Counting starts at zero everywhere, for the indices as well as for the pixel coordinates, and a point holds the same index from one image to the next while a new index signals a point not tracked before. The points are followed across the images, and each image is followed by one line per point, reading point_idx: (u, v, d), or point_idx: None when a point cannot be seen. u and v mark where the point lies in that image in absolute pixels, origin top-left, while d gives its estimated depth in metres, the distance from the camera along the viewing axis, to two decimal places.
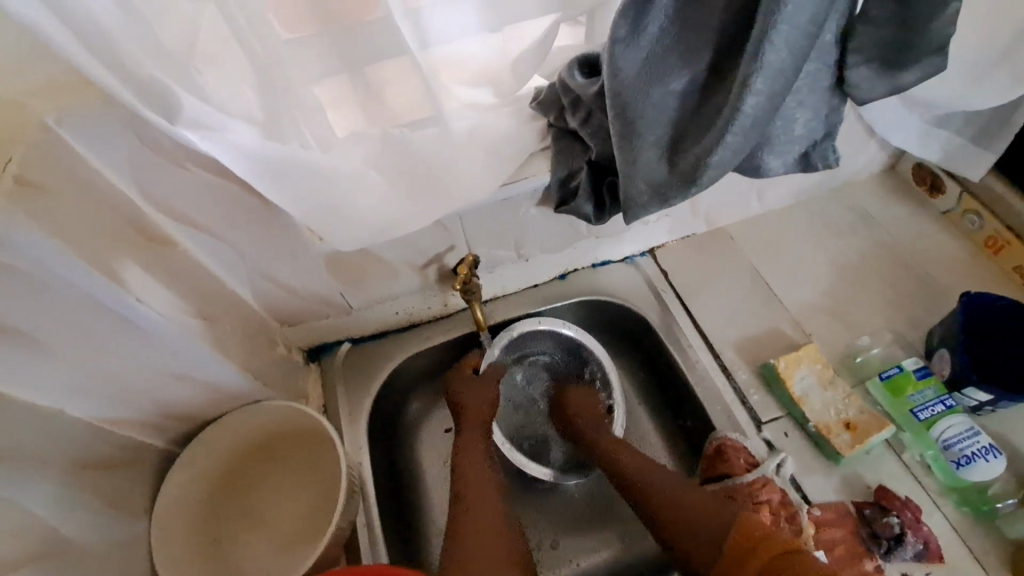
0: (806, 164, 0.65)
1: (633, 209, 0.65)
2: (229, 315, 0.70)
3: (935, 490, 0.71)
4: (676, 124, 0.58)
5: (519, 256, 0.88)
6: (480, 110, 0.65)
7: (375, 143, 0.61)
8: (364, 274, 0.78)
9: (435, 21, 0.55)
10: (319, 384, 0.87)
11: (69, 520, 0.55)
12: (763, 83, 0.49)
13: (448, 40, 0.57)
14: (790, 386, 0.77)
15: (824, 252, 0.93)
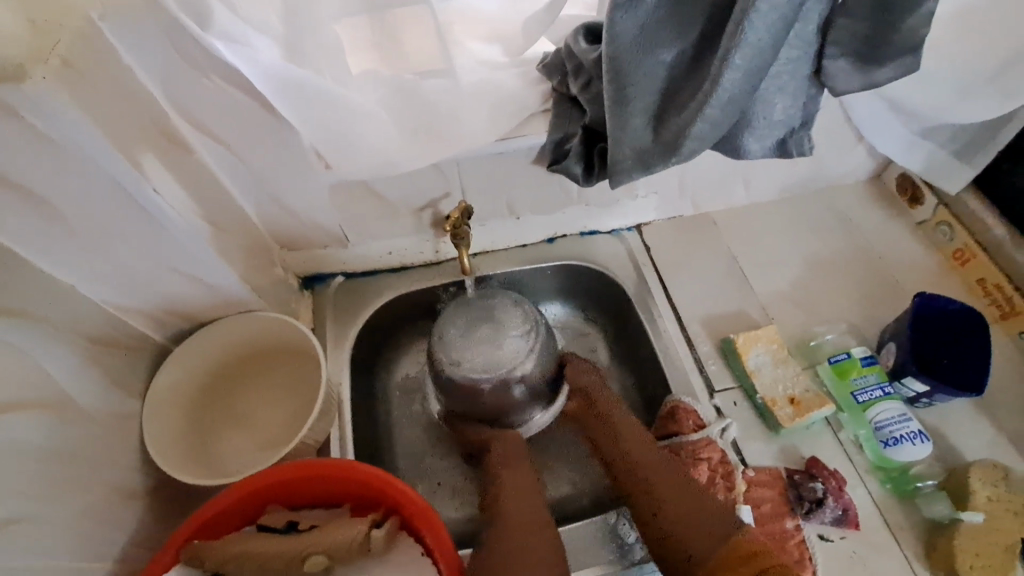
0: (783, 151, 0.69)
1: (617, 174, 0.70)
2: (235, 228, 0.76)
3: (864, 468, 0.76)
4: (663, 96, 0.63)
5: (511, 213, 0.93)
6: (489, 67, 0.71)
7: (386, 81, 0.66)
8: (363, 209, 0.83)
9: None
10: (311, 310, 0.93)
11: (72, 382, 0.61)
12: (741, 59, 0.53)
13: None
14: (744, 360, 0.83)
15: (800, 246, 0.98)
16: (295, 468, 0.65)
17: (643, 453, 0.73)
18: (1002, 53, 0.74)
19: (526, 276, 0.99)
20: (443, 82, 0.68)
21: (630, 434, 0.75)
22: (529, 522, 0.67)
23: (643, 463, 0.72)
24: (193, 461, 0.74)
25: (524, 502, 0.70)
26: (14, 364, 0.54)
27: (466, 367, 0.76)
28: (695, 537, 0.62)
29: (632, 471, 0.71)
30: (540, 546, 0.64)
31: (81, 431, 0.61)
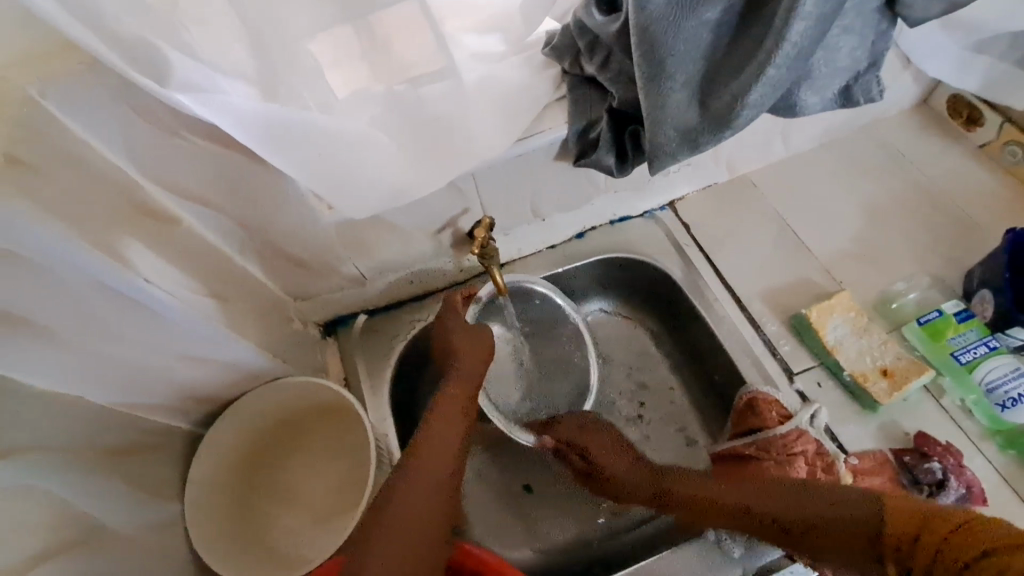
0: (848, 101, 0.60)
1: (658, 158, 0.60)
2: (244, 293, 0.68)
3: (977, 434, 0.69)
4: (707, 63, 0.54)
5: (535, 216, 0.84)
6: (487, 60, 0.62)
7: (378, 100, 0.57)
8: (376, 242, 0.75)
9: None
10: (338, 358, 0.86)
11: (100, 506, 0.55)
12: (811, 6, 0.46)
13: None
14: (823, 336, 0.75)
15: (852, 195, 0.89)
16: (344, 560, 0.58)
17: (692, 483, 0.67)
18: None
19: (560, 279, 0.91)
20: (446, 88, 0.59)
21: (700, 486, 0.66)
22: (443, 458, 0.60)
23: (721, 503, 0.62)
24: (250, 551, 0.68)
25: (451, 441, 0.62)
26: (32, 509, 0.48)
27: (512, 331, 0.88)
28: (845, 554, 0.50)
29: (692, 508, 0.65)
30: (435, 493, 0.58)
31: (119, 557, 0.55)
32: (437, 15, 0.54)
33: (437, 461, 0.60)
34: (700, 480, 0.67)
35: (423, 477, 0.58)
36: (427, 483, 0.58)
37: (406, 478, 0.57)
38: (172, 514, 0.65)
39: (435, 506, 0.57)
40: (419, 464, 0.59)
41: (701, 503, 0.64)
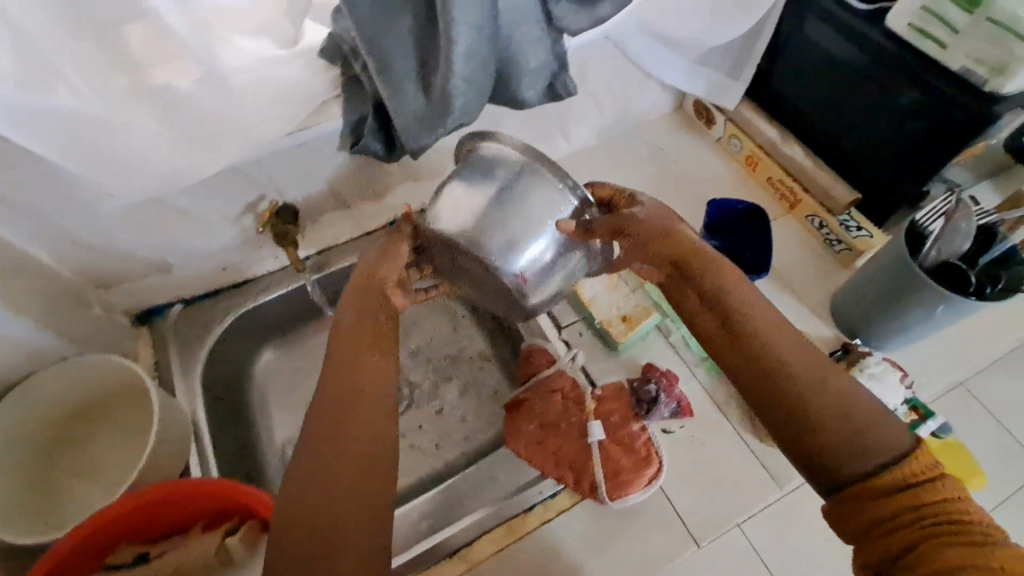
0: (553, 95, 0.75)
1: (411, 143, 0.73)
2: (29, 277, 0.72)
3: (694, 361, 0.86)
4: (420, 60, 0.66)
5: (341, 203, 0.94)
6: (266, 62, 0.68)
7: (150, 100, 0.63)
8: (173, 228, 0.80)
9: None
10: (151, 346, 0.90)
11: None
12: (462, 17, 0.58)
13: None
14: (581, 293, 0.90)
15: (621, 181, 1.07)
16: (139, 495, 0.64)
17: (782, 340, 0.49)
18: None
19: None
20: (212, 90, 0.66)
21: (798, 364, 0.47)
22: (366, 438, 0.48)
23: (824, 386, 0.46)
24: (33, 517, 0.73)
25: (359, 396, 0.50)
26: None
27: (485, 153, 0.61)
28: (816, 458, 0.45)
29: (773, 385, 0.47)
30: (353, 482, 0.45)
31: None
32: (197, 29, 0.61)
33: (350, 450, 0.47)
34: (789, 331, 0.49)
35: (337, 400, 0.49)
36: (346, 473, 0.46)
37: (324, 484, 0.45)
38: None
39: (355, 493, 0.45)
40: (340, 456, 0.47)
41: (778, 381, 0.47)
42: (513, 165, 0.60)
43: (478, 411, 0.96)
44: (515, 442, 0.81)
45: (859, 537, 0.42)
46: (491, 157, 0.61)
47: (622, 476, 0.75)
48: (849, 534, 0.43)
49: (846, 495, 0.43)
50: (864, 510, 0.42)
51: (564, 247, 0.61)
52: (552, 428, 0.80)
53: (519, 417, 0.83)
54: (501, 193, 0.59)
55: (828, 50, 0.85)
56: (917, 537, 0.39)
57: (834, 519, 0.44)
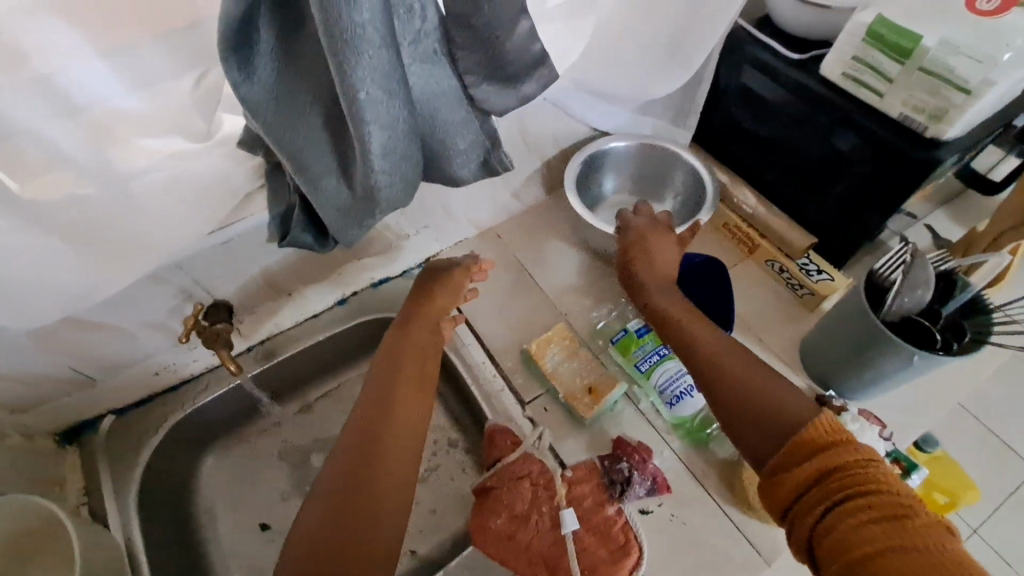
0: (489, 170, 0.71)
1: (341, 233, 0.69)
2: None
3: (665, 429, 0.81)
4: (338, 155, 0.61)
5: (282, 292, 0.89)
6: (172, 157, 0.59)
7: (38, 220, 0.56)
8: (91, 342, 0.74)
9: (79, 79, 0.49)
10: (81, 466, 0.82)
11: None
12: (371, 118, 0.53)
13: (98, 96, 0.51)
14: (542, 365, 0.85)
15: (576, 236, 1.04)
16: None
17: (741, 368, 0.64)
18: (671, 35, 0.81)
19: (325, 345, 0.94)
20: (104, 191, 0.57)
21: (788, 396, 0.59)
22: (413, 428, 0.64)
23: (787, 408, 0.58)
24: None
25: (367, 474, 0.58)
26: None
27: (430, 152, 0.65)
28: (760, 444, 0.57)
29: (753, 395, 0.61)
30: (399, 475, 0.60)
31: None
32: (91, 143, 0.53)
33: (396, 446, 0.61)
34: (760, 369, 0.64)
35: (394, 431, 0.63)
36: (393, 467, 0.59)
37: (376, 479, 0.58)
38: None
39: (396, 493, 0.58)
40: (388, 458, 0.60)
41: (749, 399, 0.60)
42: (464, 129, 0.64)
43: (447, 497, 0.90)
44: (482, 541, 0.74)
45: (788, 510, 0.52)
46: (446, 165, 0.67)
47: (600, 571, 0.69)
48: (780, 512, 0.53)
49: (779, 469, 0.54)
50: (787, 480, 0.53)
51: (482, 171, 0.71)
52: (522, 521, 0.74)
53: (484, 511, 0.76)
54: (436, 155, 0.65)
55: (764, 97, 0.84)
56: (828, 505, 0.49)
57: (765, 493, 0.55)
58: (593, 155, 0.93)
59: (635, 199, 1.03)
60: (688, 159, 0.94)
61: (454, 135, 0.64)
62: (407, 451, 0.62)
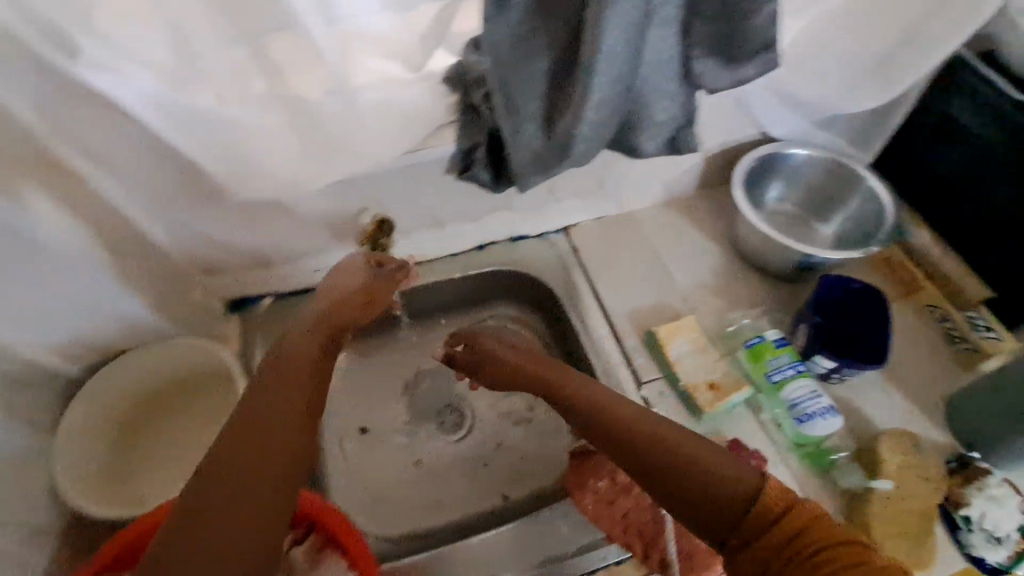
0: (674, 148, 0.72)
1: (522, 180, 0.72)
2: (145, 257, 0.75)
3: (784, 446, 0.80)
4: (548, 102, 0.65)
5: (436, 225, 0.95)
6: (392, 83, 0.69)
7: (279, 105, 0.65)
8: (279, 228, 0.83)
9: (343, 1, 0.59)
10: (240, 332, 0.92)
11: None
12: (603, 67, 0.56)
13: (355, 18, 0.61)
14: (667, 351, 0.85)
15: (720, 238, 1.02)
16: None
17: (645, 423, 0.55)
18: (886, 49, 0.79)
19: (459, 284, 1.00)
20: (338, 104, 0.67)
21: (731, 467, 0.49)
22: (290, 435, 0.51)
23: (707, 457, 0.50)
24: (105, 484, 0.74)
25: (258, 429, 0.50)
26: None
27: (633, 120, 0.67)
28: (660, 493, 0.50)
29: (669, 457, 0.51)
30: (274, 490, 0.48)
31: None
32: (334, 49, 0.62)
33: (278, 463, 0.49)
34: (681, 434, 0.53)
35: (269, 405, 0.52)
36: (265, 476, 0.48)
37: (244, 487, 0.46)
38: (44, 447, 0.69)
39: (277, 500, 0.47)
40: (243, 463, 0.47)
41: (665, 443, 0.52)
42: (667, 101, 0.65)
43: (541, 452, 0.93)
44: (581, 499, 0.76)
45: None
46: (640, 136, 0.69)
47: (696, 559, 0.70)
48: None
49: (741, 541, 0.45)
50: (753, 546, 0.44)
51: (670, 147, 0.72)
52: (622, 491, 0.75)
53: (585, 473, 0.78)
54: (637, 124, 0.67)
55: (974, 135, 0.80)
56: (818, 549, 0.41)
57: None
58: (772, 152, 0.92)
59: (803, 219, 0.99)
60: (872, 184, 0.90)
61: (660, 104, 0.65)
62: (271, 476, 0.48)
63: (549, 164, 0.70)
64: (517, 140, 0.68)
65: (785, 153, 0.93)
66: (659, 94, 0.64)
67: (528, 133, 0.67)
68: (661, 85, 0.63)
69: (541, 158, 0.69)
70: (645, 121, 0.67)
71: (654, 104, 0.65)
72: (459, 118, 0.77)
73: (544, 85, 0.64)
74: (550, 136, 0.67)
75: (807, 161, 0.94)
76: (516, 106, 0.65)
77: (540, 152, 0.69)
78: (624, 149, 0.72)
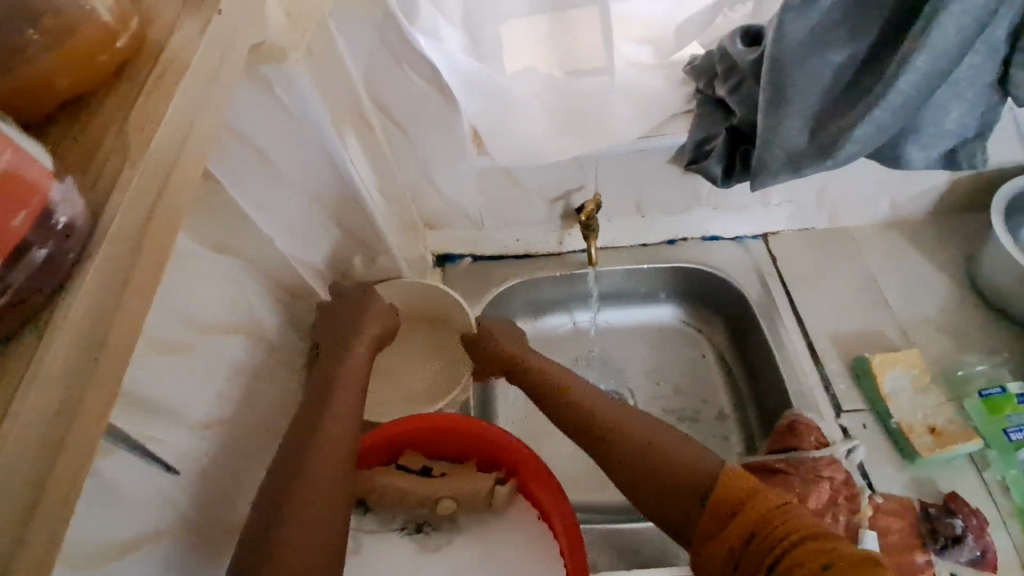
0: (949, 163, 0.66)
1: (763, 176, 0.70)
2: (396, 203, 0.84)
3: (1009, 512, 0.70)
4: (824, 99, 0.62)
5: (639, 212, 0.96)
6: (638, 67, 0.76)
7: (546, 77, 0.72)
8: (502, 194, 0.90)
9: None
10: (442, 286, 1.01)
11: (269, 319, 0.71)
12: (922, 63, 0.53)
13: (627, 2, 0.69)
14: (879, 382, 0.79)
15: (950, 271, 0.92)
16: (432, 419, 0.70)
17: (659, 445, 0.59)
18: None
19: (646, 274, 1.01)
20: (601, 82, 0.73)
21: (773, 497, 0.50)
22: (339, 443, 0.58)
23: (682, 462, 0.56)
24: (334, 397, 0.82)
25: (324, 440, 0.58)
26: (237, 296, 0.64)
27: (915, 128, 0.62)
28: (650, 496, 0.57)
29: (682, 481, 0.55)
30: (335, 476, 0.56)
31: (268, 359, 0.71)
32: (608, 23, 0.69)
33: (329, 447, 0.57)
34: (655, 446, 0.59)
35: (330, 450, 0.57)
36: (321, 482, 0.54)
37: (306, 475, 0.55)
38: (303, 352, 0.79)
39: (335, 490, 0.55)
40: (313, 455, 0.56)
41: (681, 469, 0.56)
42: (964, 108, 0.60)
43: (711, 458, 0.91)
44: None
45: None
46: (917, 146, 0.64)
47: None
48: None
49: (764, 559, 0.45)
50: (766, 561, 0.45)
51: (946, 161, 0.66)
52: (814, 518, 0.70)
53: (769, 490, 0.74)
54: (918, 132, 0.62)
55: None
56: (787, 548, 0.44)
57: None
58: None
59: None
60: None
61: (956, 111, 0.60)
62: (331, 467, 0.56)
63: (803, 166, 0.66)
64: (775, 137, 0.66)
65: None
66: (957, 100, 0.59)
67: (790, 130, 0.65)
68: (965, 90, 0.58)
69: (795, 155, 0.67)
70: (931, 129, 0.62)
71: (948, 110, 0.60)
72: (701, 108, 0.78)
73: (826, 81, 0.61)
74: (815, 136, 0.65)
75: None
76: (787, 101, 0.63)
77: (796, 150, 0.66)
78: (888, 161, 0.67)
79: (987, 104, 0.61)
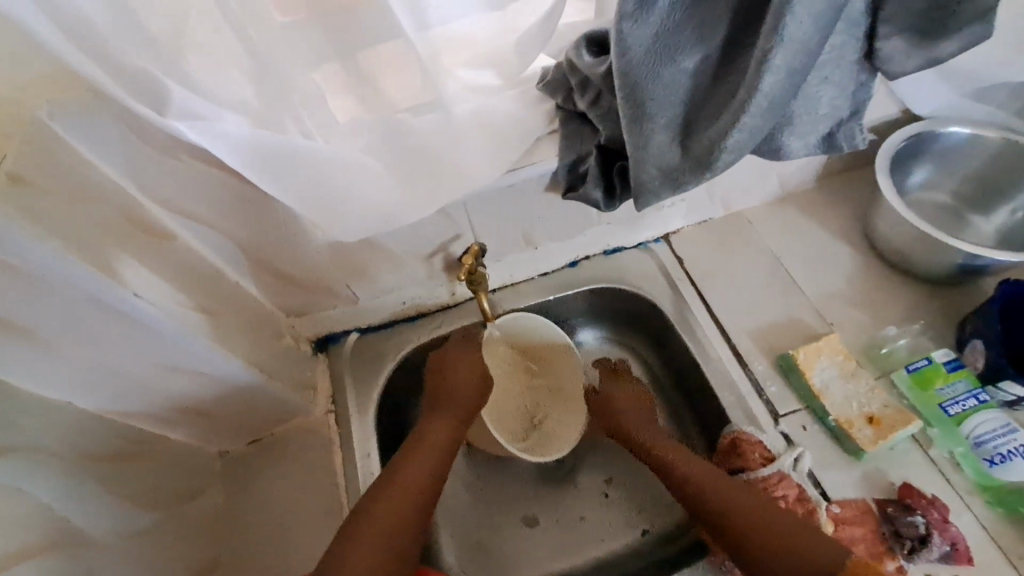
0: (831, 146, 0.60)
1: (643, 196, 0.61)
2: (233, 307, 0.69)
3: (966, 488, 0.68)
4: (687, 108, 0.55)
5: (528, 244, 0.86)
6: (482, 92, 0.64)
7: (372, 130, 0.60)
8: (366, 261, 0.77)
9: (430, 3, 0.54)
10: (329, 375, 0.86)
11: (81, 512, 0.55)
12: (782, 60, 0.45)
13: (446, 20, 0.56)
14: (809, 378, 0.74)
15: (849, 236, 0.89)
16: None
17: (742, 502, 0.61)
18: None
19: (552, 305, 0.91)
20: (434, 120, 0.62)
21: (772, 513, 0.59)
22: (433, 453, 0.68)
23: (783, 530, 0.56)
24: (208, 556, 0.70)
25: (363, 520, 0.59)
26: (12, 512, 0.48)
27: (792, 120, 0.55)
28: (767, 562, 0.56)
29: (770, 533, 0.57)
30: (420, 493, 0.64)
31: (95, 561, 0.55)
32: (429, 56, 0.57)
33: (428, 459, 0.67)
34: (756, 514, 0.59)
35: (387, 513, 0.60)
36: (408, 498, 0.62)
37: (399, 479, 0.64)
38: (152, 523, 0.64)
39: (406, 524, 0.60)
40: (416, 458, 0.67)
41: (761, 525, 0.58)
42: (836, 89, 0.54)
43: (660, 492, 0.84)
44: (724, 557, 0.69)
45: None
46: (795, 141, 0.57)
47: None
48: None
49: None
50: None
51: (827, 147, 0.60)
52: None
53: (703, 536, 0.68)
54: (793, 125, 0.56)
55: None
56: None
57: None
58: (917, 134, 0.79)
59: (955, 209, 0.84)
60: None
61: (829, 92, 0.54)
62: (409, 501, 0.62)
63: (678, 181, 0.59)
64: (646, 154, 0.57)
65: (942, 131, 0.79)
66: (829, 82, 0.53)
67: (658, 145, 0.57)
68: (833, 71, 0.52)
69: (669, 171, 0.58)
70: (805, 117, 0.55)
71: (821, 92, 0.54)
72: (564, 127, 0.69)
73: (685, 87, 0.53)
74: (687, 148, 0.56)
75: (969, 142, 0.80)
76: (650, 115, 0.55)
77: (672, 166, 0.58)
78: (770, 158, 0.60)
79: (860, 80, 0.55)
